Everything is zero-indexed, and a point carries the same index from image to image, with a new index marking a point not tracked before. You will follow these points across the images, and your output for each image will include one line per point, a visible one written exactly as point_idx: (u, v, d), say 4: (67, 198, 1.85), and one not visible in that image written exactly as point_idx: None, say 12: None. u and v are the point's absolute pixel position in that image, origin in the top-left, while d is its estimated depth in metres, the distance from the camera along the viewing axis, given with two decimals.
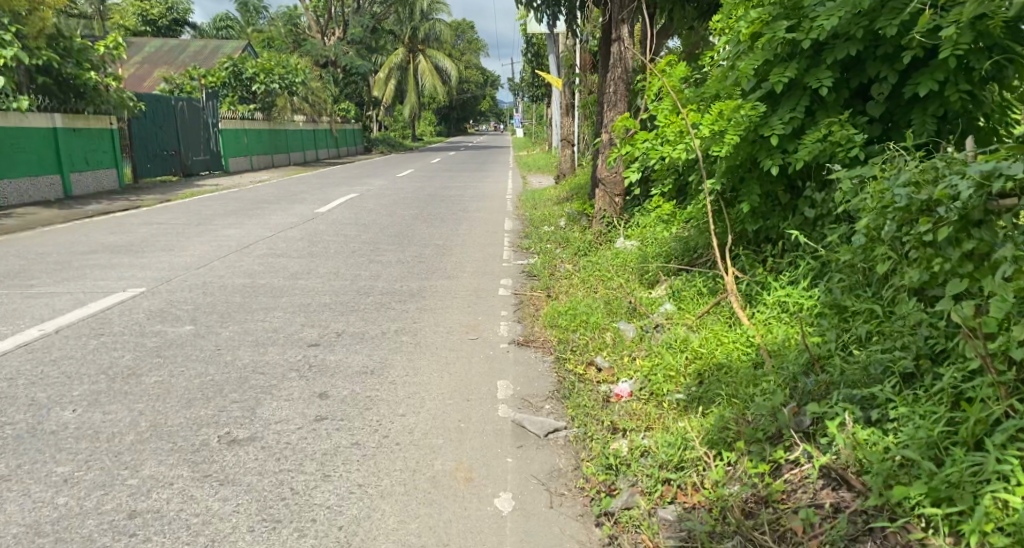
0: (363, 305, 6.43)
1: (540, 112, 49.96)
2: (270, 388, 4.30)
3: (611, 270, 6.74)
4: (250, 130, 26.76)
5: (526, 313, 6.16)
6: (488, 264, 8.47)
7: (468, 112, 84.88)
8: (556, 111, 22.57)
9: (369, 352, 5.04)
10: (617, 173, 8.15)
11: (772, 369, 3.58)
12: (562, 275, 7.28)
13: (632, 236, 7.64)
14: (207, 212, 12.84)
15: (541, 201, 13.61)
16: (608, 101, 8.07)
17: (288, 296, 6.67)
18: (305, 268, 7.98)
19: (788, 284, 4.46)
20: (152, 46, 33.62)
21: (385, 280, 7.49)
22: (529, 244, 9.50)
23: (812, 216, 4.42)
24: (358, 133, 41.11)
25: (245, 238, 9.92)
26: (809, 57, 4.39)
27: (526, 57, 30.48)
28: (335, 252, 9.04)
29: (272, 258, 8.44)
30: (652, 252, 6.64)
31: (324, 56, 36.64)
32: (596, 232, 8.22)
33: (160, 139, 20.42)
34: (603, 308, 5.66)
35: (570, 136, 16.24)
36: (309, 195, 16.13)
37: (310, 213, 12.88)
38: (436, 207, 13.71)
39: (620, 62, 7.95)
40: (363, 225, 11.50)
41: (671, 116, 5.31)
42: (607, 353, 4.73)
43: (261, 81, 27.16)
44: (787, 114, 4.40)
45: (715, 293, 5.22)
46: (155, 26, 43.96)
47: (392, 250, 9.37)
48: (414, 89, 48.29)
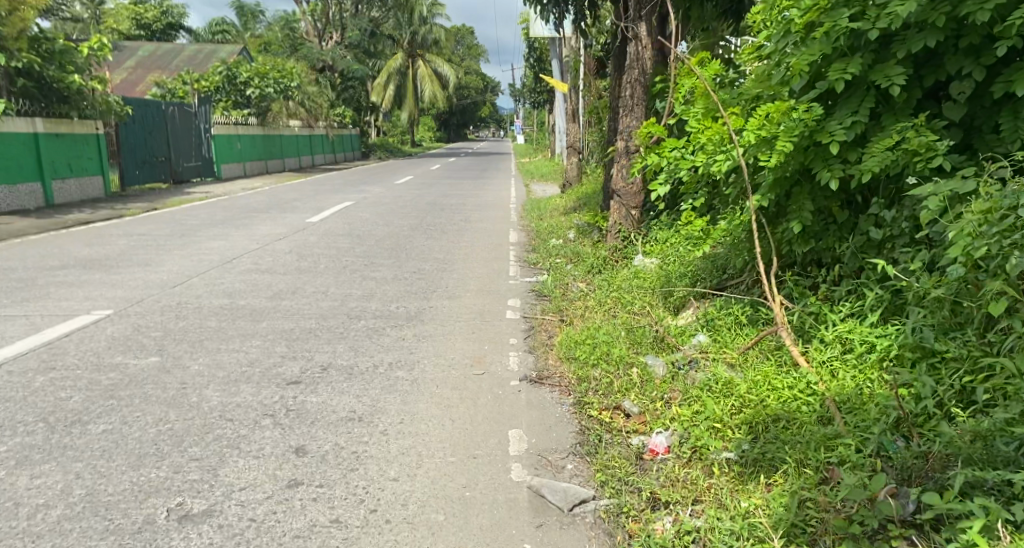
0: (353, 331, 5.77)
1: (541, 118, 49.46)
2: (238, 441, 3.62)
3: (631, 292, 6.09)
4: (245, 136, 26.14)
5: (540, 341, 5.50)
6: (492, 282, 7.82)
7: (467, 119, 84.39)
8: (559, 116, 21.98)
9: (357, 393, 4.37)
10: (633, 184, 7.47)
11: (850, 431, 2.95)
12: (575, 296, 6.63)
13: (652, 253, 7.01)
14: (193, 222, 12.16)
15: (545, 211, 12.97)
16: (623, 105, 7.40)
17: (269, 320, 6.01)
18: (292, 287, 7.33)
19: (851, 317, 3.85)
20: (146, 50, 32.98)
21: (379, 301, 6.83)
22: (535, 259, 8.86)
23: (878, 238, 3.82)
24: (355, 140, 40.51)
25: (230, 251, 9.26)
26: (873, 52, 3.84)
27: (526, 63, 30.01)
28: (325, 268, 8.40)
29: (256, 275, 7.79)
30: (678, 272, 6.00)
31: (320, 61, 36.04)
32: (611, 248, 7.55)
33: (149, 145, 19.77)
34: (626, 337, 5.01)
35: (574, 143, 15.64)
36: (301, 204, 15.48)
37: (302, 223, 12.24)
38: (434, 217, 13.07)
39: (637, 63, 7.30)
40: (356, 237, 10.84)
41: (705, 120, 4.68)
42: (636, 396, 4.07)
43: (256, 85, 26.75)
44: (849, 118, 3.79)
45: (756, 323, 4.59)
46: (150, 30, 43.09)
47: (387, 264, 8.74)
48: (413, 95, 47.79)
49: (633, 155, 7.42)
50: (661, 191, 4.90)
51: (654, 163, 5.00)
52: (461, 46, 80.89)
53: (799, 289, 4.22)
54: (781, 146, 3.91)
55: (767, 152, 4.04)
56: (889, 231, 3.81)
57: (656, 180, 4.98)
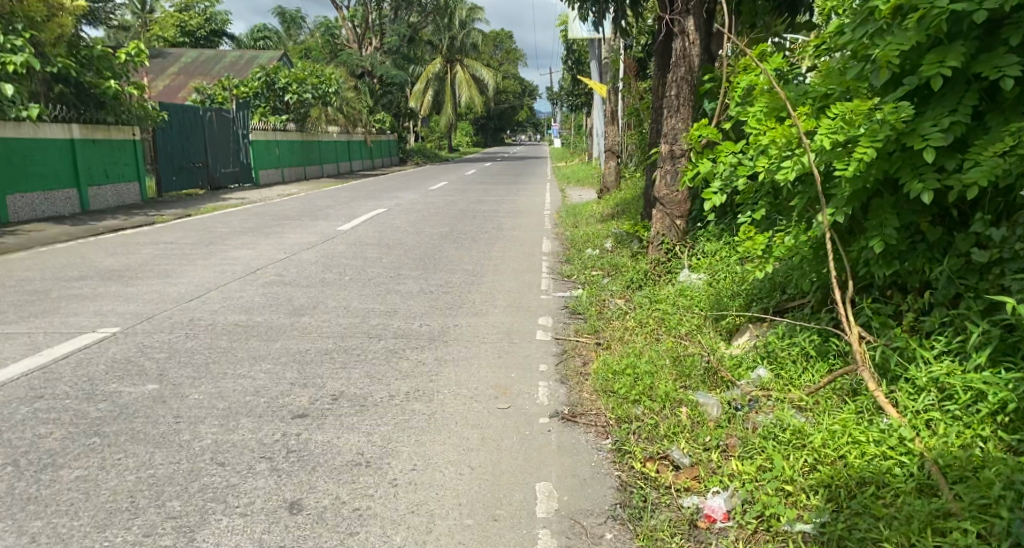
0: (370, 353, 5.29)
1: (580, 122, 48.92)
2: (226, 492, 3.14)
3: (675, 313, 5.52)
4: (282, 142, 26.06)
5: (573, 369, 4.96)
6: (524, 296, 7.29)
7: (505, 123, 84.17)
8: (596, 119, 21.41)
9: (367, 430, 3.86)
10: (678, 191, 6.86)
11: (966, 512, 2.45)
12: (613, 315, 6.06)
13: (699, 268, 6.42)
14: (222, 229, 11.86)
15: (581, 217, 12.44)
16: (667, 106, 6.80)
17: (282, 339, 5.55)
18: (312, 301, 6.90)
19: (949, 354, 3.28)
20: (189, 57, 33.23)
21: (402, 318, 6.35)
22: (570, 272, 8.31)
23: (982, 260, 3.24)
24: (393, 145, 40.40)
25: (254, 261, 8.88)
26: (977, 39, 3.28)
27: (565, 65, 29.54)
28: (350, 280, 7.97)
29: (277, 288, 7.37)
30: (729, 292, 5.43)
31: (360, 66, 35.96)
32: (652, 262, 6.96)
33: (186, 150, 19.69)
34: (671, 368, 4.46)
35: (614, 147, 15.04)
36: (334, 211, 15.15)
37: (331, 231, 11.87)
38: (467, 224, 12.61)
39: (683, 61, 6.70)
40: (385, 245, 10.42)
41: (767, 123, 4.09)
42: (685, 442, 3.53)
43: (294, 90, 26.48)
44: (946, 118, 3.22)
45: (826, 356, 4.02)
46: (193, 38, 43.53)
47: (414, 276, 8.28)
48: (451, 100, 47.58)
49: (678, 160, 6.82)
50: (715, 202, 4.31)
51: (706, 170, 4.42)
52: (499, 50, 80.70)
53: (881, 320, 3.63)
54: (863, 149, 3.33)
55: (845, 157, 3.46)
56: (996, 253, 3.22)
57: (708, 189, 4.40)
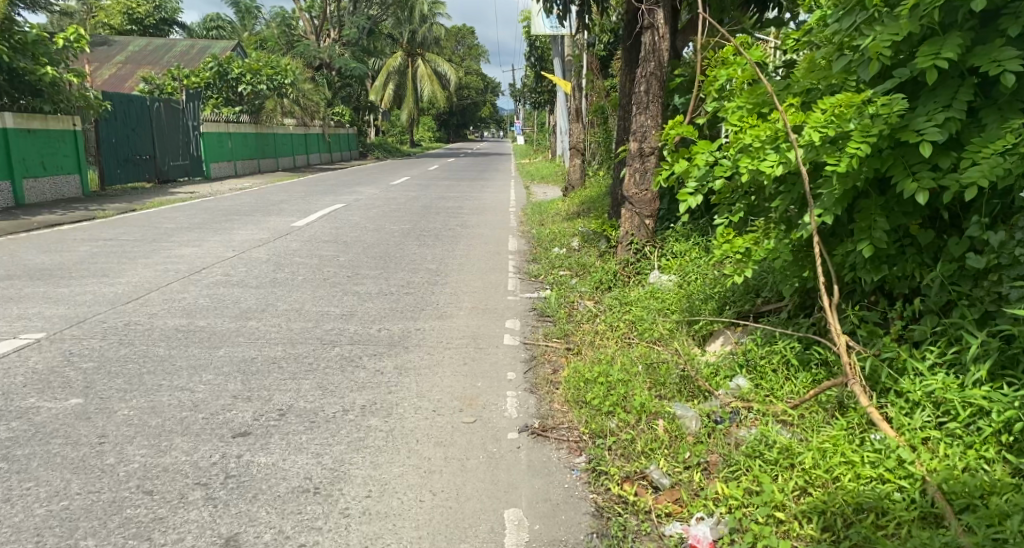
0: (323, 361, 4.94)
1: (542, 119, 48.72)
2: (151, 529, 2.80)
3: (649, 317, 5.29)
4: (235, 134, 25.30)
5: (544, 376, 4.68)
6: (488, 298, 6.99)
7: (466, 118, 83.63)
8: (560, 115, 21.17)
9: (317, 449, 3.53)
10: (648, 189, 6.63)
11: None
12: (582, 318, 5.83)
13: (670, 269, 6.23)
14: (168, 225, 11.31)
15: (546, 215, 12.18)
16: (637, 102, 6.57)
17: (228, 346, 5.16)
18: (261, 304, 6.50)
19: (943, 366, 3.08)
20: (136, 45, 32.13)
21: (359, 322, 6.00)
22: (537, 272, 8.04)
23: (978, 266, 3.03)
24: (352, 139, 39.70)
25: (200, 260, 8.41)
26: (973, 31, 3.07)
27: (529, 61, 29.32)
28: (303, 281, 7.57)
29: (223, 289, 6.95)
30: (704, 295, 5.22)
31: (317, 58, 35.19)
32: (621, 262, 6.73)
33: (132, 142, 18.91)
34: (646, 377, 4.22)
35: (579, 144, 14.81)
36: (288, 206, 14.64)
37: (285, 227, 11.41)
38: (429, 221, 12.26)
39: (653, 55, 6.47)
40: (342, 243, 10.01)
41: (748, 119, 3.84)
42: (664, 460, 3.26)
43: (248, 81, 25.71)
44: (942, 114, 3.01)
45: (808, 365, 3.80)
46: (141, 26, 42.17)
47: (373, 276, 7.92)
48: (412, 94, 46.99)
49: (647, 157, 6.59)
50: (691, 203, 4.06)
51: (681, 168, 4.16)
52: (461, 45, 80.15)
53: (869, 329, 3.42)
54: (856, 144, 3.09)
55: (835, 152, 3.21)
56: (993, 258, 3.02)
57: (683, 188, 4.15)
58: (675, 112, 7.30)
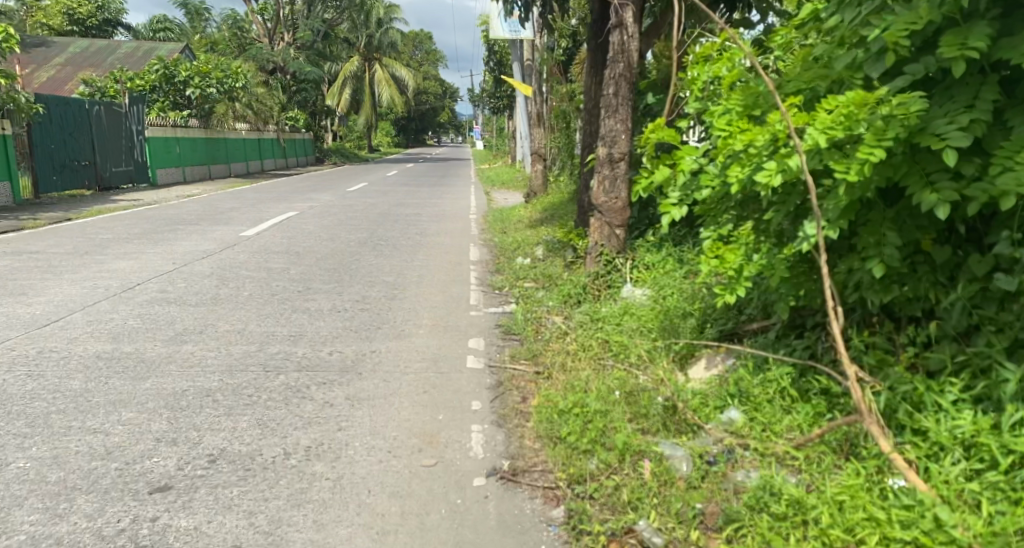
0: (264, 392, 4.41)
1: (502, 123, 48.39)
2: None
3: (626, 337, 4.90)
4: (183, 139, 24.35)
5: (511, 406, 4.22)
6: (450, 313, 6.53)
7: (425, 122, 82.92)
8: (522, 120, 20.75)
9: (251, 507, 3.03)
10: (618, 197, 6.25)
11: None
12: (551, 337, 5.41)
13: (643, 283, 5.86)
14: (104, 236, 10.59)
15: (510, 222, 11.74)
16: (605, 105, 6.19)
17: (155, 376, 4.59)
18: (199, 325, 5.92)
19: (971, 402, 2.71)
20: (77, 47, 30.91)
21: (308, 344, 5.45)
22: (501, 284, 7.61)
23: (1008, 287, 2.66)
24: (308, 144, 38.87)
25: (134, 275, 7.76)
26: (999, 20, 2.71)
27: (489, 65, 28.95)
28: (248, 297, 7.00)
29: (158, 308, 6.36)
30: (686, 313, 4.86)
31: (271, 61, 34.22)
32: (591, 274, 6.34)
33: (69, 147, 17.98)
34: (626, 408, 3.81)
35: (541, 149, 14.42)
36: (237, 214, 13.94)
37: (233, 237, 10.77)
38: (387, 229, 11.71)
39: (622, 55, 6.09)
40: (293, 254, 9.44)
41: (739, 121, 3.43)
42: (656, 515, 2.83)
43: (196, 84, 24.78)
44: (967, 113, 2.63)
45: (806, 396, 3.41)
46: (83, 27, 40.65)
47: (325, 290, 7.38)
48: (369, 98, 46.25)
49: (618, 163, 6.21)
50: (675, 216, 3.69)
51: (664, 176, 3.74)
52: (419, 49, 79.61)
53: (878, 357, 3.02)
54: (869, 150, 2.72)
55: (843, 159, 2.84)
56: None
57: (666, 199, 3.78)
58: (646, 114, 6.93)
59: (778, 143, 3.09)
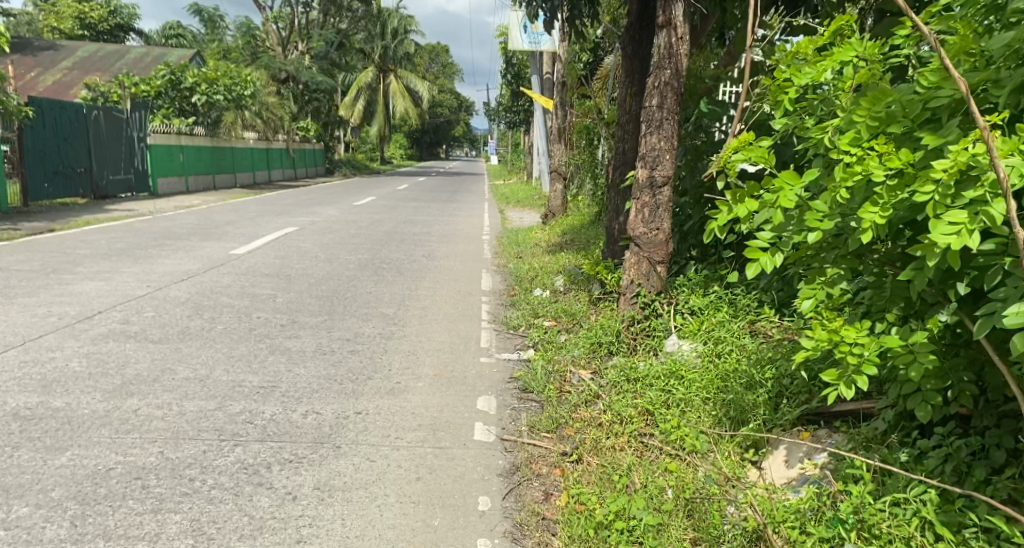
0: (208, 474, 3.43)
1: (516, 139, 47.71)
2: None
3: (674, 410, 3.93)
4: (188, 147, 23.61)
5: (530, 506, 3.24)
6: (456, 358, 5.58)
7: (438, 136, 82.40)
8: (538, 135, 19.83)
9: None
10: (658, 229, 5.29)
11: None
12: (578, 401, 4.42)
13: (688, 334, 4.87)
14: (81, 252, 9.70)
15: (525, 246, 10.77)
16: (645, 120, 5.25)
17: (76, 445, 3.63)
18: (155, 369, 4.98)
19: None
20: (86, 50, 30.40)
21: (280, 401, 4.48)
22: (516, 320, 6.65)
23: None
24: (319, 155, 38.18)
25: (98, 301, 6.84)
26: None
27: (506, 80, 28.19)
28: (221, 332, 6.05)
29: (113, 345, 5.43)
30: (751, 386, 3.89)
31: (283, 71, 33.55)
32: (625, 319, 5.36)
33: (64, 153, 17.20)
34: (685, 525, 2.88)
35: (560, 167, 13.47)
36: (232, 228, 13.06)
37: (222, 256, 9.88)
38: (391, 251, 10.77)
39: (670, 60, 5.13)
40: (285, 277, 8.52)
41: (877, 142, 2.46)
42: None
43: (203, 91, 23.99)
44: None
45: (957, 535, 2.41)
46: (94, 31, 40.24)
47: (313, 325, 6.43)
48: (383, 111, 45.57)
49: (660, 188, 5.25)
50: (769, 268, 2.79)
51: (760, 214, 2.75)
52: (434, 63, 79.34)
53: None
54: None
55: None
56: None
57: (754, 242, 2.88)
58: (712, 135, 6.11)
59: (957, 178, 2.15)
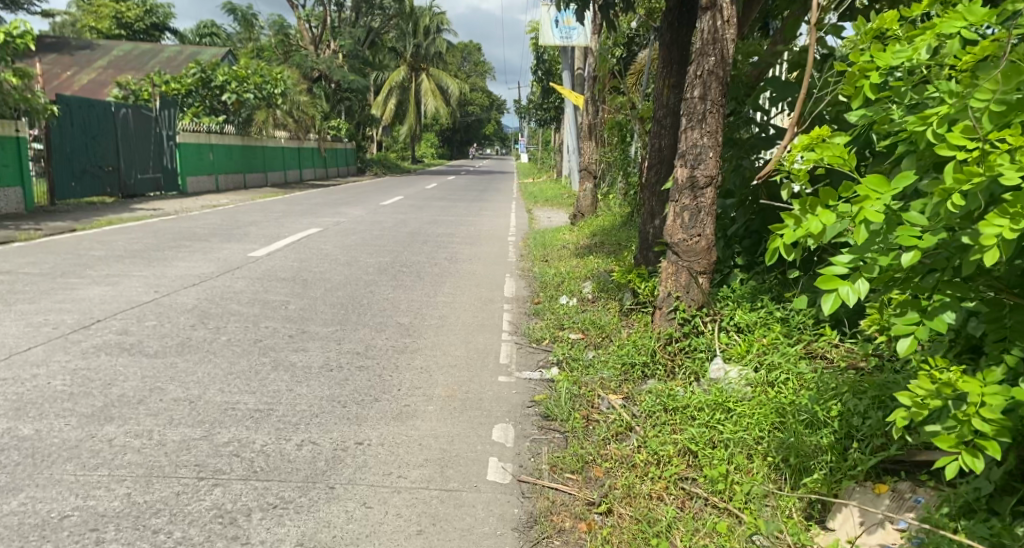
0: (174, 525, 2.96)
1: (547, 137, 47.17)
2: None
3: (720, 457, 3.39)
4: (218, 146, 23.46)
5: None
6: (474, 376, 5.07)
7: (470, 134, 82.10)
8: (568, 133, 19.27)
9: None
10: (699, 236, 4.73)
11: None
12: (607, 434, 3.89)
13: (734, 361, 4.31)
14: (95, 253, 9.39)
15: (552, 248, 10.25)
16: (686, 113, 4.68)
17: (32, 486, 3.19)
18: (143, 387, 4.54)
19: None
20: (121, 49, 30.51)
21: (273, 429, 4.00)
22: (540, 331, 6.11)
23: None
24: (350, 154, 38.02)
25: (99, 308, 6.45)
26: None
27: (538, 77, 27.66)
28: (222, 344, 5.61)
29: (102, 360, 5.01)
30: (813, 430, 3.34)
31: (315, 70, 33.37)
32: (662, 337, 4.81)
33: (92, 151, 17.05)
34: None
35: (591, 166, 12.90)
36: (254, 229, 12.71)
37: (238, 258, 9.50)
38: (413, 253, 10.29)
39: (715, 46, 4.55)
40: (300, 282, 8.10)
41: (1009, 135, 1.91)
42: None
43: (234, 90, 23.72)
44: None
45: None
46: (130, 30, 40.57)
47: (322, 336, 5.96)
48: (415, 109, 45.29)
49: (701, 191, 4.68)
50: (852, 299, 2.23)
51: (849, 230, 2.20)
52: (466, 61, 79.15)
53: None
54: None
55: None
56: None
57: (830, 266, 2.32)
58: (761, 139, 5.45)
59: None
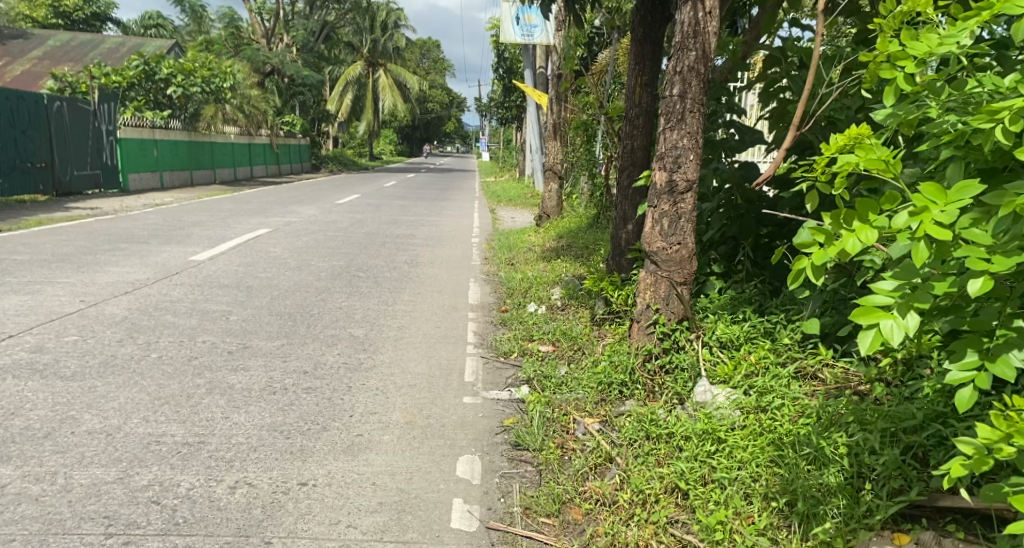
0: None
1: (506, 135, 46.68)
2: None
3: (715, 498, 2.99)
4: (162, 142, 22.39)
5: None
6: (436, 397, 4.59)
7: (428, 132, 81.17)
8: (529, 132, 18.80)
9: None
10: (679, 244, 4.33)
11: None
12: (584, 467, 3.46)
13: (722, 383, 3.92)
14: (19, 257, 8.66)
15: (517, 251, 9.79)
16: (664, 112, 4.27)
17: None
18: (52, 417, 3.96)
19: None
20: (60, 40, 29.17)
21: (202, 468, 3.48)
22: (506, 343, 5.66)
23: None
24: (305, 150, 37.04)
25: (14, 321, 5.80)
26: None
27: (498, 74, 27.16)
28: (151, 362, 5.03)
29: (8, 384, 4.41)
30: (821, 468, 2.95)
31: (267, 64, 32.34)
32: (639, 353, 4.39)
33: (23, 146, 16.06)
34: None
35: (554, 165, 12.47)
36: (199, 230, 12.00)
37: (178, 263, 8.84)
38: (369, 256, 9.74)
39: (697, 38, 4.14)
40: (245, 289, 7.52)
41: None
42: None
43: (179, 83, 23.25)
44: None
45: None
46: (69, 19, 38.94)
47: (265, 352, 5.41)
48: (372, 105, 44.39)
49: (680, 196, 4.28)
50: (898, 337, 1.83)
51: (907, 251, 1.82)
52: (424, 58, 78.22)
53: None
54: None
55: None
56: None
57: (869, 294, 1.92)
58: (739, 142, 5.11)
59: None
